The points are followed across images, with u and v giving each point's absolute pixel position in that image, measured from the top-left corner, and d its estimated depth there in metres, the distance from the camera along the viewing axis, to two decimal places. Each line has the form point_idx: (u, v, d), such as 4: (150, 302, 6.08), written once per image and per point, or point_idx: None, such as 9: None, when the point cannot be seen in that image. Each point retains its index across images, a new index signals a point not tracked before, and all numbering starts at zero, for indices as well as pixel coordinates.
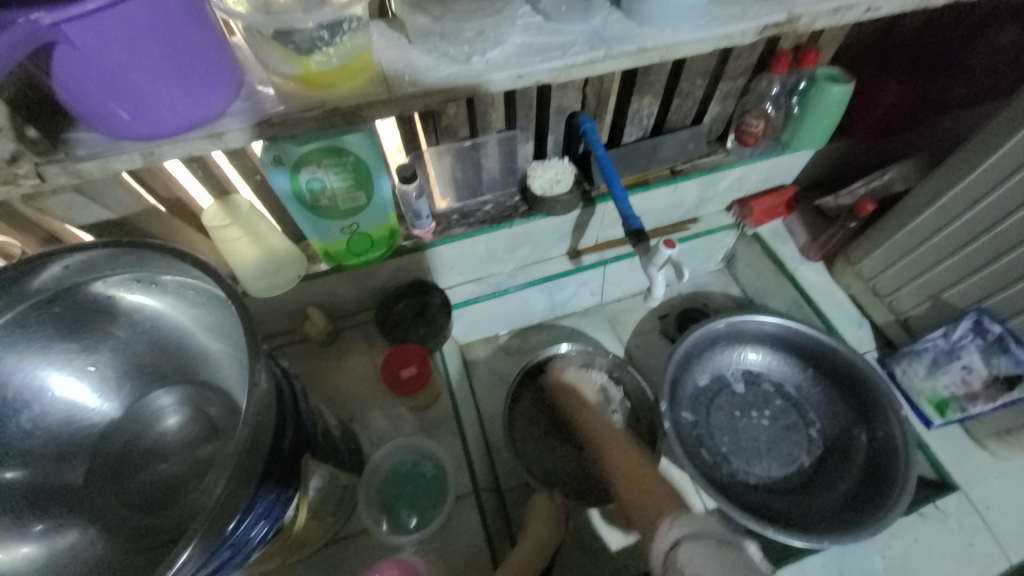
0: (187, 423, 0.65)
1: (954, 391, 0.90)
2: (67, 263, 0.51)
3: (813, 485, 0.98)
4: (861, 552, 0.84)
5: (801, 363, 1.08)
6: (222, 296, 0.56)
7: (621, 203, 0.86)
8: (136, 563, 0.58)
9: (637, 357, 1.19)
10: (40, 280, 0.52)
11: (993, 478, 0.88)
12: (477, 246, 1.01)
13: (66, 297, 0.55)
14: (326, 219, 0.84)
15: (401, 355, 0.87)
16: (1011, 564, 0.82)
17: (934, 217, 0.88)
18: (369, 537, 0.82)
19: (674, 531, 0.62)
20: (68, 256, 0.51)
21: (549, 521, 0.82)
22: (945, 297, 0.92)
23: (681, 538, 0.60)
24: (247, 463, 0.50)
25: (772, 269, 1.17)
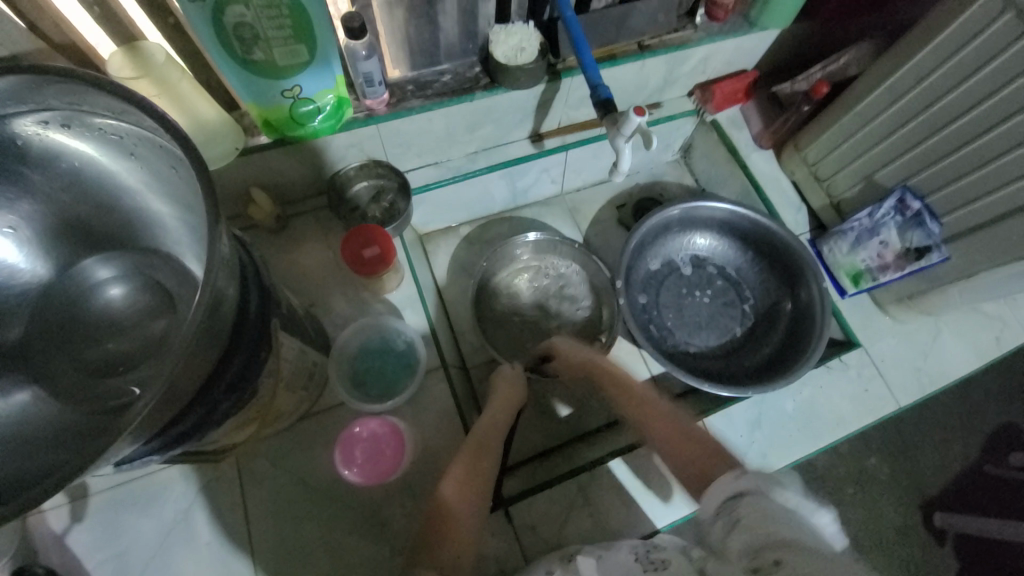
0: (135, 294, 0.55)
1: (870, 264, 1.01)
2: None
3: (743, 351, 1.11)
4: (778, 398, 0.98)
5: (743, 247, 1.16)
6: (150, 136, 0.51)
7: (590, 71, 0.83)
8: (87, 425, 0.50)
9: (594, 245, 1.22)
10: None
11: (890, 336, 1.04)
12: (436, 123, 0.94)
13: None
14: (262, 78, 0.73)
15: (360, 235, 0.84)
16: (894, 403, 1.00)
17: (880, 99, 0.92)
18: (343, 410, 0.85)
19: (732, 486, 0.57)
20: None
21: (514, 388, 0.86)
22: (877, 178, 1.00)
23: (742, 490, 0.55)
24: (213, 323, 0.47)
25: (725, 157, 1.19)
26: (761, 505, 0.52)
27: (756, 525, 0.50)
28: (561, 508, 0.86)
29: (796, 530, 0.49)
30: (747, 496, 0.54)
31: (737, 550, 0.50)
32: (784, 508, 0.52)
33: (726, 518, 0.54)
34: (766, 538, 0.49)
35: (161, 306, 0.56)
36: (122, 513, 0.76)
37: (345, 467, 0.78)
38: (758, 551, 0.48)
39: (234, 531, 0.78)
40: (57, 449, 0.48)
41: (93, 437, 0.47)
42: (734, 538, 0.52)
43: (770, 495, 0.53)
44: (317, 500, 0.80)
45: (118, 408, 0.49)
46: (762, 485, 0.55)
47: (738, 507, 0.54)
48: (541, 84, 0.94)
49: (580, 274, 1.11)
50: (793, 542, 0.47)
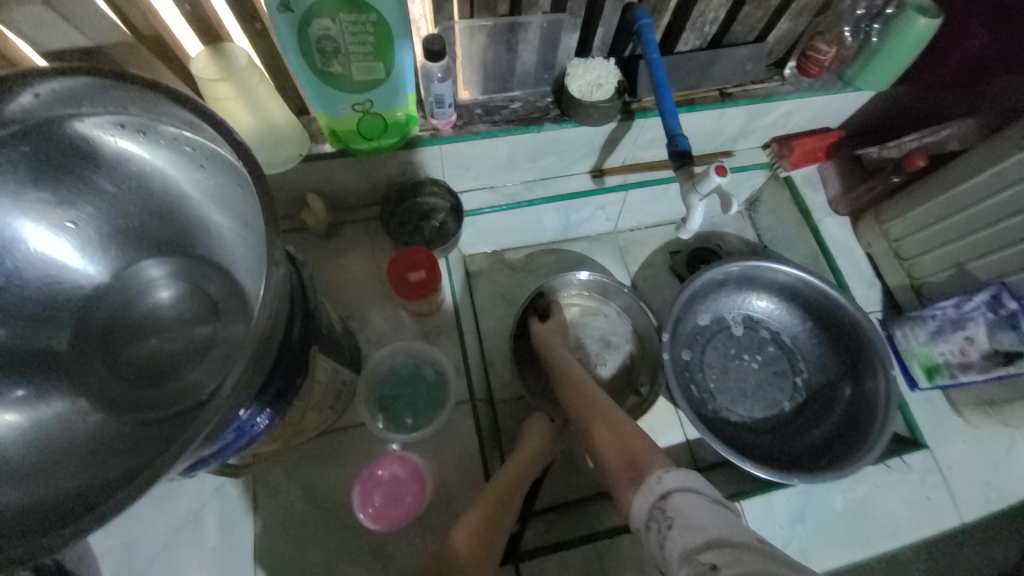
0: (183, 299, 0.56)
1: (949, 358, 0.91)
2: (49, 86, 0.45)
3: (790, 429, 1.03)
4: (827, 491, 0.90)
5: (803, 315, 1.08)
6: (220, 153, 0.50)
7: (670, 118, 0.78)
8: (131, 436, 0.51)
9: (642, 290, 1.16)
10: (14, 106, 0.45)
11: (961, 441, 0.94)
12: (499, 149, 0.92)
13: (43, 133, 0.48)
14: (336, 91, 0.73)
15: (409, 257, 0.82)
16: (959, 519, 0.89)
17: (984, 183, 0.84)
18: (364, 431, 0.82)
19: (657, 488, 0.60)
20: (41, 82, 0.44)
21: (542, 439, 0.82)
22: (969, 267, 0.91)
23: (666, 491, 0.59)
24: (263, 348, 0.45)
25: (796, 218, 1.12)
26: (686, 502, 0.56)
27: (685, 523, 0.54)
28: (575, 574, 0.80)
29: (718, 521, 0.52)
30: (671, 495, 0.58)
31: (675, 548, 0.53)
32: (704, 499, 0.56)
33: (657, 523, 0.57)
34: (700, 538, 0.51)
35: (206, 314, 0.56)
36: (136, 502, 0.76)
37: (361, 509, 0.75)
38: (691, 550, 0.51)
39: (241, 540, 0.76)
40: (97, 468, 0.48)
41: (145, 456, 0.47)
42: (670, 541, 0.54)
43: (690, 490, 0.57)
44: (326, 521, 0.78)
45: (164, 420, 0.51)
46: (686, 482, 0.59)
47: (666, 508, 0.57)
48: (612, 122, 0.90)
49: (625, 316, 1.07)
50: (717, 534, 0.51)
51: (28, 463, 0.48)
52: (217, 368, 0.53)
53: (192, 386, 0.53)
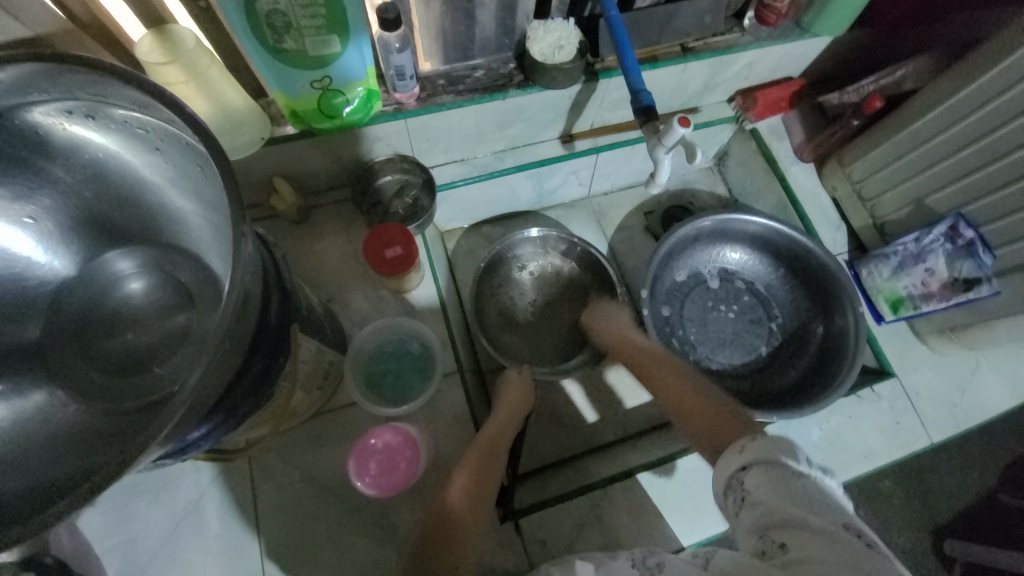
0: (152, 289, 0.56)
1: (912, 291, 0.96)
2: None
3: (768, 371, 1.07)
4: (804, 424, 0.94)
5: (775, 263, 1.11)
6: (177, 134, 0.49)
7: (632, 75, 0.79)
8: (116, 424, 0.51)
9: (619, 252, 1.19)
10: None
11: (926, 368, 0.99)
12: (466, 120, 0.91)
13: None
14: (292, 68, 0.71)
15: (384, 234, 0.82)
16: (929, 440, 0.95)
17: (940, 117, 0.86)
18: (357, 410, 0.84)
19: (737, 459, 0.55)
20: None
21: (521, 389, 0.86)
22: (927, 202, 0.94)
23: (748, 463, 0.54)
24: (239, 329, 0.44)
25: (763, 169, 1.14)
26: (766, 476, 0.51)
27: (764, 504, 0.50)
28: (573, 524, 0.84)
29: (803, 506, 0.48)
30: (753, 469, 0.53)
31: (750, 526, 0.51)
32: (790, 477, 0.50)
33: (735, 495, 0.54)
34: (771, 517, 0.49)
35: (180, 302, 0.57)
36: (134, 499, 0.76)
37: (359, 478, 0.75)
38: (765, 532, 0.49)
39: (244, 523, 0.78)
40: (81, 455, 0.49)
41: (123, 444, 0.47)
42: (745, 517, 0.52)
43: (778, 464, 0.51)
44: (327, 498, 0.80)
45: (143, 409, 0.51)
46: (771, 453, 0.52)
47: (745, 481, 0.53)
48: (576, 84, 0.90)
49: (586, 273, 1.10)
50: (799, 522, 0.47)
51: (15, 455, 0.48)
52: (187, 361, 0.54)
53: (171, 372, 0.54)
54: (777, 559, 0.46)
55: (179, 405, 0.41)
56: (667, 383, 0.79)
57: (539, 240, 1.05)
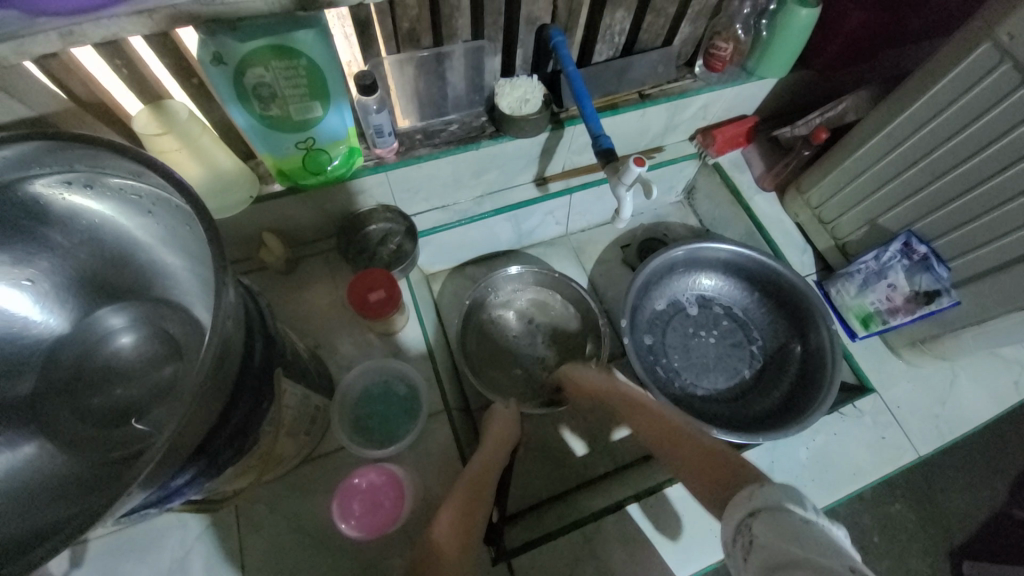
0: (143, 342, 0.59)
1: (879, 306, 0.99)
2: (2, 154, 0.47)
3: (752, 393, 1.09)
4: (791, 445, 0.95)
5: (749, 287, 1.15)
6: (168, 197, 0.53)
7: (592, 121, 0.86)
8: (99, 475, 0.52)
9: (599, 285, 1.23)
10: None
11: (904, 380, 1.01)
12: (443, 170, 0.97)
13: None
14: (278, 132, 0.77)
15: (368, 279, 0.86)
16: (917, 454, 0.96)
17: (879, 145, 0.94)
18: (345, 454, 0.84)
19: (747, 504, 0.57)
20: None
21: (509, 423, 0.87)
22: (881, 222, 1.00)
23: (756, 510, 0.55)
24: (220, 373, 0.47)
25: (729, 199, 1.20)
26: (773, 520, 0.53)
27: (769, 545, 0.51)
28: (566, 560, 0.83)
29: (808, 547, 0.48)
30: (760, 514, 0.55)
31: (756, 569, 0.50)
32: (796, 521, 0.51)
33: (742, 539, 0.54)
34: (778, 559, 0.49)
35: (169, 354, 0.59)
36: (119, 558, 0.75)
37: (344, 521, 0.75)
38: (771, 573, 0.48)
39: None
40: (64, 505, 0.49)
41: (99, 490, 0.48)
42: (752, 560, 0.51)
43: (784, 509, 0.53)
44: (316, 548, 0.79)
45: (125, 459, 0.52)
46: (778, 500, 0.54)
47: (753, 526, 0.54)
48: (545, 132, 0.97)
49: (569, 306, 1.13)
50: (804, 560, 0.47)
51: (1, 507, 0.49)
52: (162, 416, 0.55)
53: (154, 425, 0.55)
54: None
55: (157, 449, 0.42)
56: (658, 428, 0.78)
57: (522, 277, 1.10)
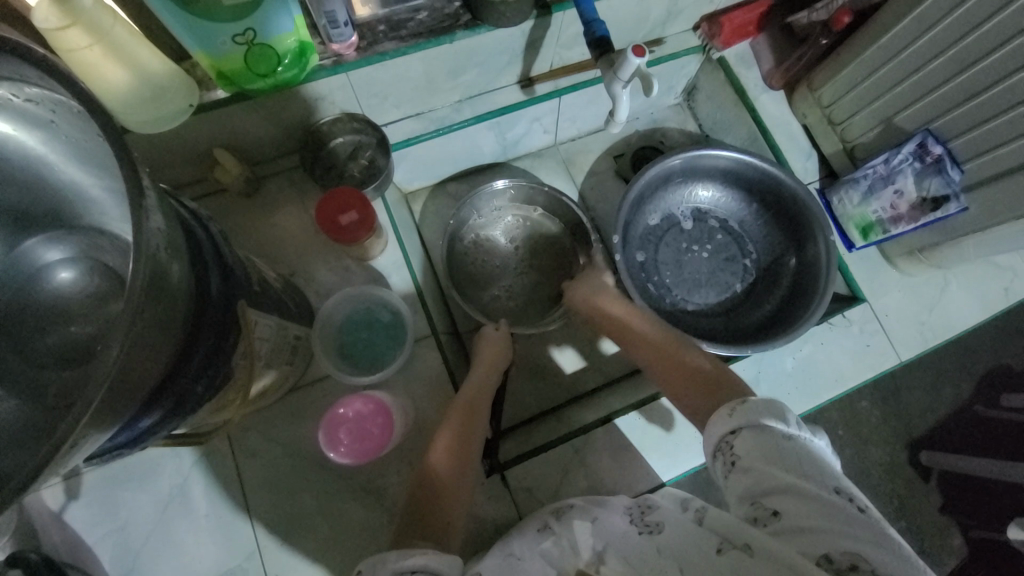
0: (83, 277, 0.53)
1: (882, 215, 0.95)
2: None
3: (743, 307, 1.08)
4: (778, 356, 0.96)
5: (748, 198, 1.09)
6: (70, 105, 0.43)
7: (583, 2, 0.73)
8: (41, 422, 0.48)
9: (589, 199, 1.16)
10: None
11: (897, 290, 1.00)
12: (412, 69, 0.84)
13: None
14: (207, 20, 0.64)
15: (337, 199, 0.78)
16: (898, 359, 0.98)
17: (908, 29, 0.82)
18: (331, 381, 0.83)
19: (728, 421, 0.56)
20: None
21: (500, 347, 0.85)
22: (896, 121, 0.92)
23: (738, 427, 0.54)
24: (156, 310, 0.42)
25: (732, 100, 1.09)
26: (760, 443, 0.52)
27: (754, 468, 0.51)
28: (557, 470, 0.86)
29: (794, 472, 0.49)
30: (743, 433, 0.53)
31: (739, 491, 0.51)
32: (780, 440, 0.51)
33: (724, 457, 0.54)
34: (763, 484, 0.49)
35: (114, 288, 0.54)
36: (117, 488, 0.76)
37: (332, 449, 0.75)
38: (757, 499, 0.49)
39: (232, 501, 0.78)
40: (15, 447, 0.46)
41: (44, 443, 0.44)
42: (735, 483, 0.52)
43: (769, 428, 0.52)
44: (312, 470, 0.80)
45: (63, 407, 0.47)
46: (761, 418, 0.53)
47: (735, 447, 0.53)
48: (529, 20, 0.83)
49: (561, 223, 1.08)
50: (791, 487, 0.48)
51: None
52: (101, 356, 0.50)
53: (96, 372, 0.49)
54: (769, 527, 0.47)
55: (94, 392, 0.38)
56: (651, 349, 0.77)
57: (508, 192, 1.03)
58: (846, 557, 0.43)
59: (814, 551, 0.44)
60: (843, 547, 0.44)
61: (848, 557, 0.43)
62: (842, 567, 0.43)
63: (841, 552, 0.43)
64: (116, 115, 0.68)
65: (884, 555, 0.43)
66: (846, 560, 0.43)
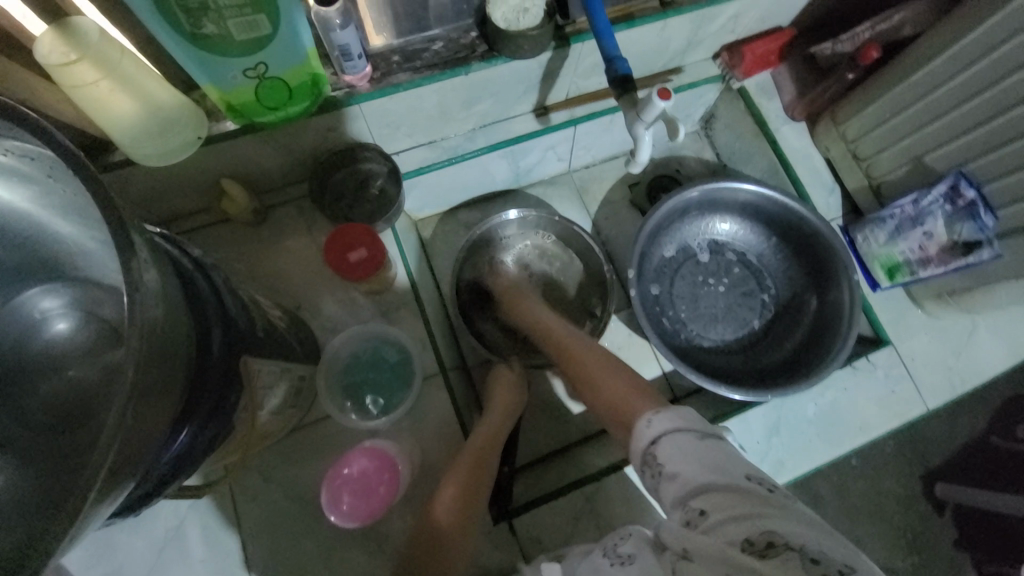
0: (79, 328, 0.52)
1: (909, 256, 0.91)
2: None
3: (761, 345, 1.05)
4: (799, 401, 0.92)
5: (767, 232, 1.06)
6: (44, 154, 0.40)
7: (605, 39, 0.71)
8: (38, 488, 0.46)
9: (603, 230, 1.13)
10: None
11: (924, 333, 0.96)
12: (426, 100, 0.82)
13: None
14: (218, 55, 0.62)
15: (345, 236, 0.76)
16: (925, 407, 0.93)
17: (939, 69, 0.80)
18: (334, 422, 0.80)
19: (647, 433, 0.54)
20: None
21: (512, 388, 0.82)
22: (926, 160, 0.89)
23: (656, 437, 0.53)
24: (154, 376, 0.40)
25: (752, 131, 1.06)
26: (679, 445, 0.50)
27: (679, 473, 0.49)
28: (568, 519, 0.83)
29: (714, 468, 0.47)
30: (663, 441, 0.52)
31: (670, 499, 0.49)
32: (696, 440, 0.50)
33: (651, 469, 0.52)
34: (686, 485, 0.47)
35: (109, 338, 0.53)
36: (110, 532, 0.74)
37: (332, 510, 0.72)
38: (685, 502, 0.47)
39: (230, 547, 0.75)
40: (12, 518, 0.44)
41: (39, 515, 0.41)
42: (666, 491, 0.49)
43: (681, 431, 0.52)
44: (313, 514, 0.77)
45: (62, 474, 0.45)
46: (675, 422, 0.53)
47: (658, 457, 0.51)
48: (547, 52, 0.81)
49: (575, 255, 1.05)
50: (714, 483, 0.46)
51: None
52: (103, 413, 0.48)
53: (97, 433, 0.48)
54: (698, 528, 0.45)
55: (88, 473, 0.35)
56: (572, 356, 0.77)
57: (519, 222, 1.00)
58: (762, 536, 0.41)
59: (734, 537, 0.42)
60: (761, 527, 0.42)
61: (765, 536, 0.41)
62: (762, 547, 0.41)
63: (759, 533, 0.41)
64: (122, 149, 0.67)
65: (801, 527, 0.42)
66: (764, 540, 0.41)
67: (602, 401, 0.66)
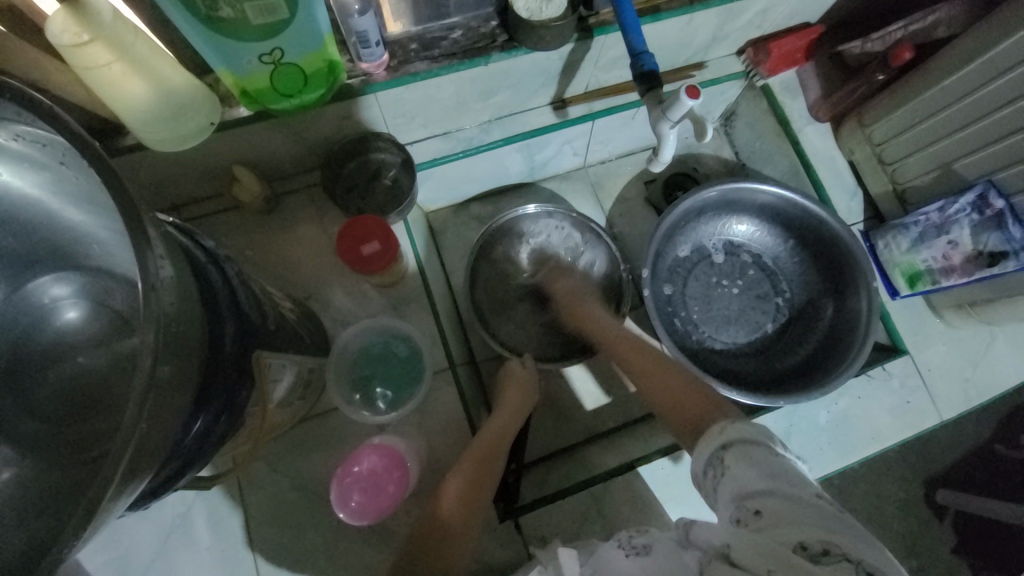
0: (88, 318, 0.52)
1: (932, 265, 0.89)
2: None
3: (773, 349, 1.03)
4: (811, 408, 0.91)
5: (784, 235, 1.04)
6: (57, 141, 0.39)
7: (631, 32, 0.68)
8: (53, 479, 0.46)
9: (616, 227, 1.11)
10: None
11: (941, 343, 0.95)
12: (444, 90, 0.80)
13: None
14: (233, 39, 0.60)
15: (358, 228, 0.75)
16: (939, 418, 0.92)
17: (977, 73, 0.77)
18: (341, 415, 0.80)
19: (717, 437, 0.52)
20: None
21: (522, 387, 0.81)
22: (955, 167, 0.86)
23: (726, 440, 0.51)
24: (169, 375, 0.39)
25: (775, 130, 1.05)
26: (747, 452, 0.49)
27: (741, 477, 0.47)
28: (574, 520, 0.82)
29: (779, 475, 0.46)
30: (732, 447, 0.50)
31: (726, 497, 0.48)
32: (767, 451, 0.48)
33: (713, 470, 0.51)
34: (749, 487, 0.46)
35: (119, 329, 0.52)
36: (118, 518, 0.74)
37: (342, 508, 0.71)
38: (742, 500, 0.46)
39: (236, 536, 0.75)
40: (29, 508, 0.44)
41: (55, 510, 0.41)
42: (723, 490, 0.49)
43: (754, 441, 0.50)
44: (319, 506, 0.77)
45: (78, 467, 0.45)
46: (749, 432, 0.51)
47: (724, 459, 0.50)
48: (568, 44, 0.78)
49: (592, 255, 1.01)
50: (777, 489, 0.45)
51: None
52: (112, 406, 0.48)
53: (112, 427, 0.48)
54: (752, 527, 0.44)
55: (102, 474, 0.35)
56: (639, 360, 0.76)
57: (536, 218, 0.97)
58: (820, 543, 0.40)
59: (789, 540, 0.41)
60: (819, 534, 0.41)
61: (822, 543, 0.40)
62: (818, 553, 0.40)
63: (817, 539, 0.41)
64: (133, 133, 0.65)
65: (863, 546, 0.40)
66: (821, 547, 0.40)
67: (665, 398, 0.68)
